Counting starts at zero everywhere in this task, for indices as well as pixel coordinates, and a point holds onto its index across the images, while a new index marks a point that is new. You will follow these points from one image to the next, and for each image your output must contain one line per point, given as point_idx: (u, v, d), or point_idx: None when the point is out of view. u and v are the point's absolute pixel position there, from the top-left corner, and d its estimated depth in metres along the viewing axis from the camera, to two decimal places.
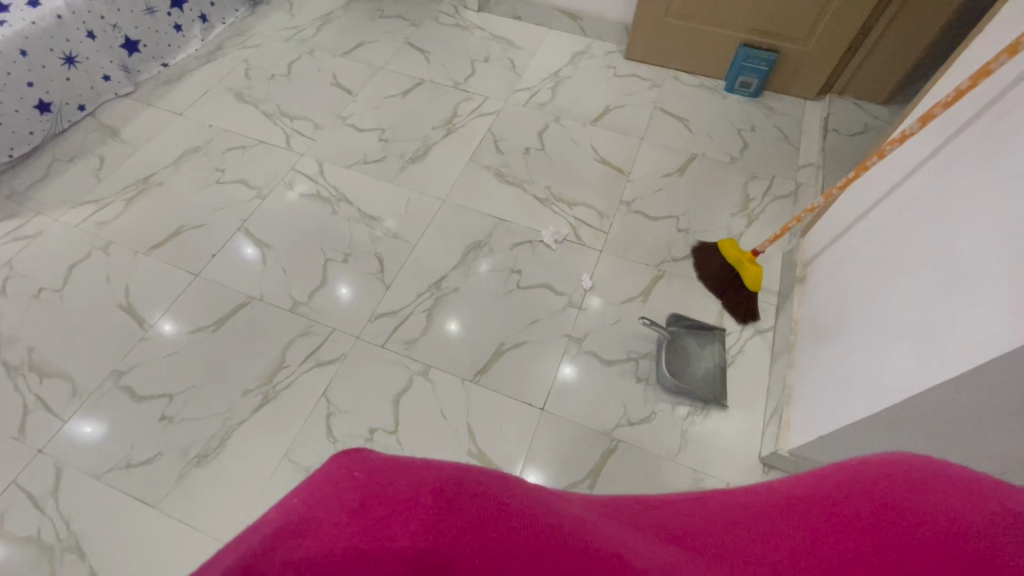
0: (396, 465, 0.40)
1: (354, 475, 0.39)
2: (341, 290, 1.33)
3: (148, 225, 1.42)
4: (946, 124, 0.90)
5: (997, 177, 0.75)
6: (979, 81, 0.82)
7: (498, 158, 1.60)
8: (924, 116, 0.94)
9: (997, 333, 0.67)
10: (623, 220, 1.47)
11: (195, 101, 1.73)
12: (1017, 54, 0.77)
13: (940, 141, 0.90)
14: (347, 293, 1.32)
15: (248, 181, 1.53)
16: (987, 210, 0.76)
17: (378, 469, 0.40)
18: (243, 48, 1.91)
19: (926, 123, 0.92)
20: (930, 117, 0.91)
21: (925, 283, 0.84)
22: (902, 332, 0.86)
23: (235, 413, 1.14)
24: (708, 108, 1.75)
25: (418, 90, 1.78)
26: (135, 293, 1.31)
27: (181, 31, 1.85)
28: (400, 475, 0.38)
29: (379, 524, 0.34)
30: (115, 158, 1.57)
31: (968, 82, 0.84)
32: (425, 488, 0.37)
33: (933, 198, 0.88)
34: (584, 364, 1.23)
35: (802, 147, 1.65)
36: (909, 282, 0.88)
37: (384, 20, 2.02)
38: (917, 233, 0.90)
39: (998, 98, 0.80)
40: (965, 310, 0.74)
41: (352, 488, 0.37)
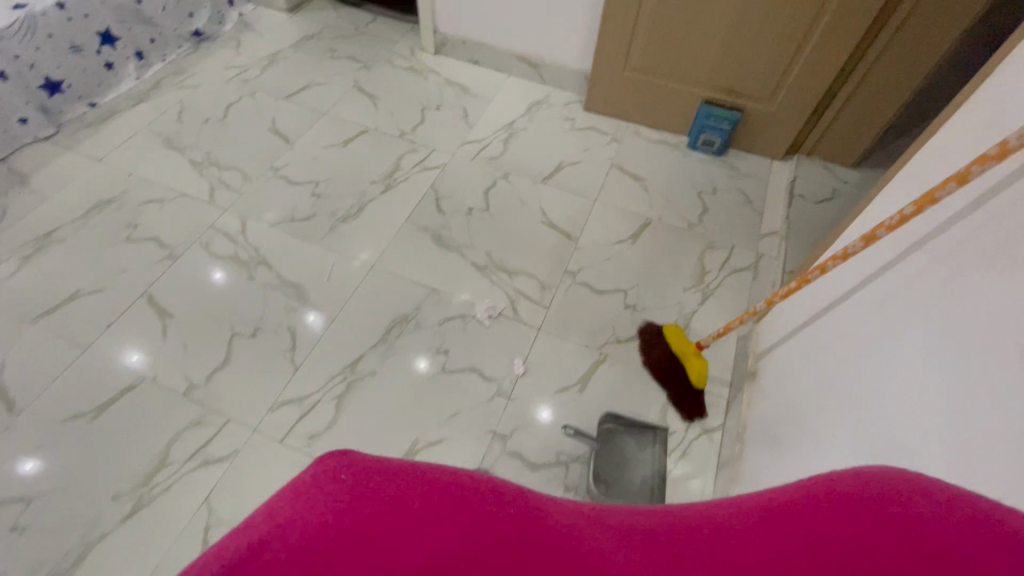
0: (386, 467, 0.36)
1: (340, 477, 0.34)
2: (310, 320, 1.27)
3: (41, 291, 1.29)
4: (893, 246, 0.78)
5: (938, 282, 0.67)
6: (926, 208, 0.70)
7: (438, 219, 1.48)
8: (867, 237, 0.82)
9: (1001, 387, 0.53)
10: (566, 293, 1.35)
11: (118, 145, 1.61)
12: (966, 184, 0.66)
13: (886, 261, 0.79)
14: (314, 318, 1.28)
15: (160, 239, 1.40)
16: (930, 286, 0.68)
17: (367, 473, 0.35)
18: (180, 88, 1.80)
19: (869, 245, 0.80)
20: (873, 239, 0.79)
21: (882, 357, 0.73)
22: (861, 427, 0.72)
23: (100, 523, 1.00)
24: (668, 167, 1.64)
25: (361, 138, 1.67)
26: (11, 371, 1.16)
27: (113, 69, 1.74)
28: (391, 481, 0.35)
29: (376, 531, 0.32)
30: (18, 209, 1.44)
31: (915, 207, 0.72)
32: (417, 494, 0.35)
33: (876, 296, 0.79)
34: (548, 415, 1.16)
35: (765, 212, 1.54)
36: (865, 361, 0.77)
37: (335, 60, 1.92)
38: (867, 315, 0.80)
39: (944, 229, 0.69)
40: (933, 405, 0.61)
41: (337, 493, 0.33)
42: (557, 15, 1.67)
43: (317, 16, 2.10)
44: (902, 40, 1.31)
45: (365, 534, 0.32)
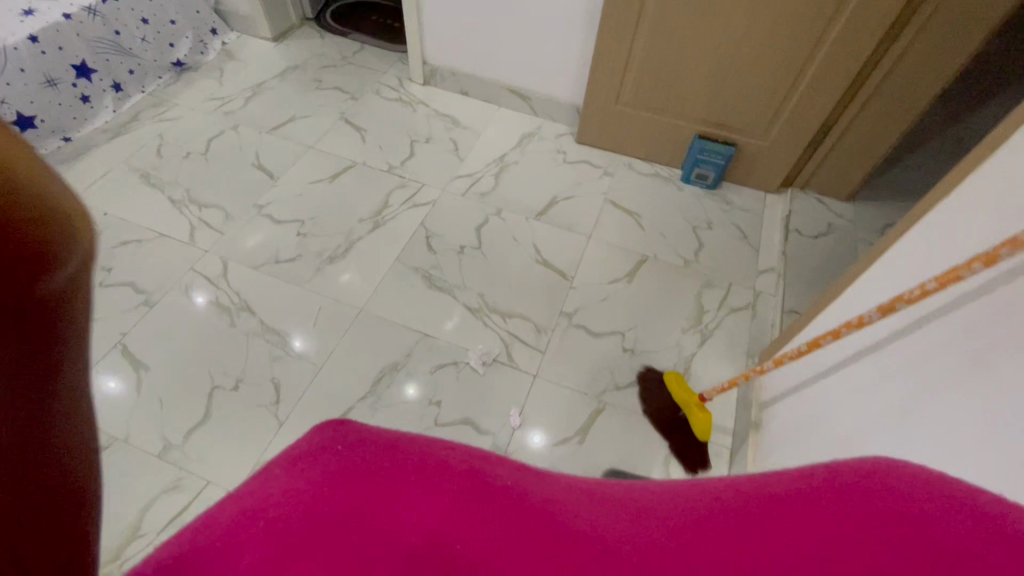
0: (384, 437, 0.38)
1: (339, 445, 0.37)
2: (294, 343, 1.26)
3: None
4: (908, 314, 0.74)
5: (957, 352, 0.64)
6: (947, 286, 0.65)
7: (428, 259, 1.43)
8: (885, 306, 0.76)
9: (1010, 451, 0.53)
10: (562, 337, 1.30)
11: (93, 183, 1.54)
12: (993, 265, 0.59)
13: (902, 328, 0.74)
14: (298, 343, 1.26)
15: (136, 283, 1.34)
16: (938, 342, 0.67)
17: (364, 441, 0.37)
18: (160, 121, 1.74)
19: (886, 314, 0.75)
20: (891, 310, 0.73)
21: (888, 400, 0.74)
22: None
23: None
24: (662, 201, 1.62)
25: (348, 173, 1.62)
26: None
27: (90, 101, 1.67)
28: (376, 450, 0.36)
29: (353, 497, 0.32)
30: None
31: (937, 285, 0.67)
32: (406, 462, 0.35)
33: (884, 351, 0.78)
34: (540, 439, 1.15)
35: (761, 248, 1.52)
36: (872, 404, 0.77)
37: (321, 91, 1.88)
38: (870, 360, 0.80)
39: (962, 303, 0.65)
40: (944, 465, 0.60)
41: (330, 460, 0.35)
42: (547, 49, 1.65)
43: (303, 45, 2.06)
44: (896, 78, 1.31)
45: (345, 503, 0.32)
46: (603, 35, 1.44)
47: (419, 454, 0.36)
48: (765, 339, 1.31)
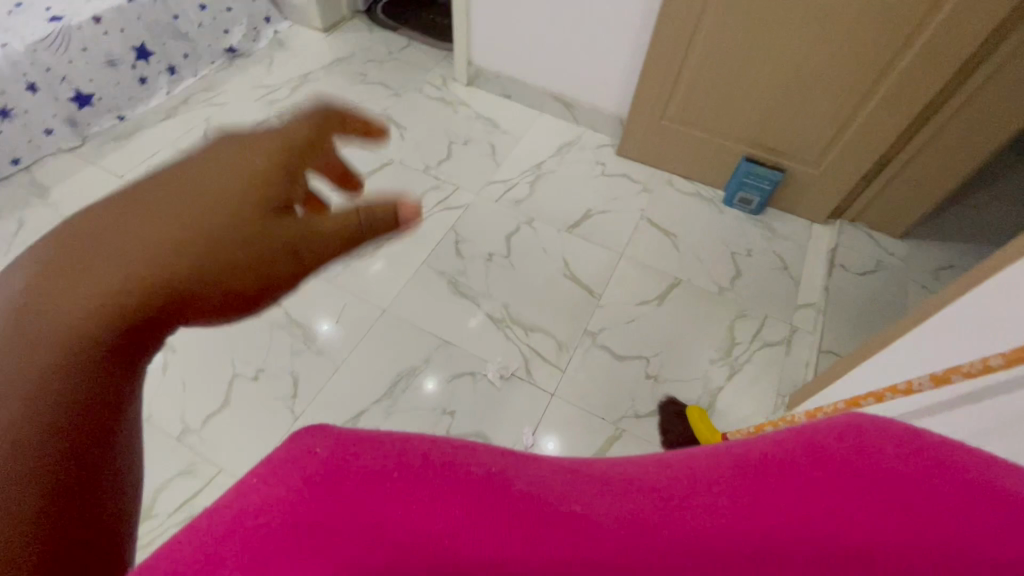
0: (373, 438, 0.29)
1: (320, 456, 0.27)
2: (320, 326, 1.28)
3: None
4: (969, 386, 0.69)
5: None
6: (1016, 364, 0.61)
7: (456, 264, 1.42)
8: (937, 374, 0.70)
9: None
10: (584, 357, 1.27)
11: (140, 162, 1.59)
12: None
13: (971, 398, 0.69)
14: (326, 327, 1.28)
15: None
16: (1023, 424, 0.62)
17: (349, 445, 0.28)
18: (208, 105, 1.78)
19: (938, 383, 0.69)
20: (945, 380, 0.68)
21: None
22: None
23: None
24: (701, 223, 1.56)
25: (384, 170, 1.63)
26: None
27: (146, 83, 1.73)
28: (365, 460, 0.28)
29: (374, 513, 0.26)
30: (35, 224, 1.42)
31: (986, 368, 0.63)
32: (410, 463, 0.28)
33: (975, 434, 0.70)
34: (554, 445, 1.15)
35: (802, 281, 1.44)
36: None
37: (365, 85, 1.89)
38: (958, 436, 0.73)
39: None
40: None
41: (316, 475, 0.26)
42: (595, 58, 1.61)
43: (352, 38, 2.08)
44: (969, 112, 1.22)
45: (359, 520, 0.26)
46: (653, 48, 1.40)
47: (415, 455, 0.29)
48: (797, 380, 1.25)
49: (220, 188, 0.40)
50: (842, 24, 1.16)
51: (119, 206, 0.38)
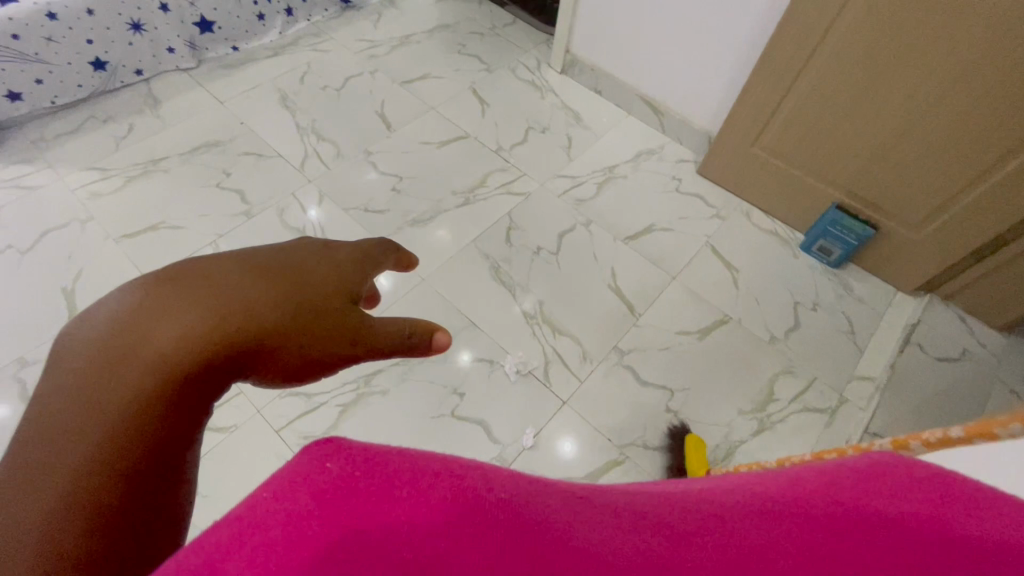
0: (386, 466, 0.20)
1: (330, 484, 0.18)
2: (378, 280, 1.33)
3: (133, 212, 1.40)
4: None
5: None
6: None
7: (503, 250, 1.41)
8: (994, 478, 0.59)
9: None
10: (606, 373, 1.23)
11: (242, 92, 1.70)
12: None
13: None
14: (384, 281, 1.32)
15: (245, 194, 1.47)
16: None
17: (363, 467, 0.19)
18: (313, 50, 1.86)
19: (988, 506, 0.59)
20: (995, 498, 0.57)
21: None
22: None
23: None
24: (770, 264, 1.45)
25: (458, 143, 1.64)
26: (85, 280, 1.28)
27: (263, 20, 1.83)
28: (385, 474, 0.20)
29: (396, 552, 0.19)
30: (142, 131, 1.56)
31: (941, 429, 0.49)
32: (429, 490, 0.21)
33: None
34: (572, 448, 1.13)
35: (868, 351, 1.31)
36: None
37: (462, 56, 1.90)
38: None
39: None
40: None
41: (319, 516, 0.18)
42: (697, 67, 1.52)
43: (460, 7, 2.09)
44: None
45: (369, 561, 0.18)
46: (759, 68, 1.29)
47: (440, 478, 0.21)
48: None
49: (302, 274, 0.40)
50: (994, 96, 1.01)
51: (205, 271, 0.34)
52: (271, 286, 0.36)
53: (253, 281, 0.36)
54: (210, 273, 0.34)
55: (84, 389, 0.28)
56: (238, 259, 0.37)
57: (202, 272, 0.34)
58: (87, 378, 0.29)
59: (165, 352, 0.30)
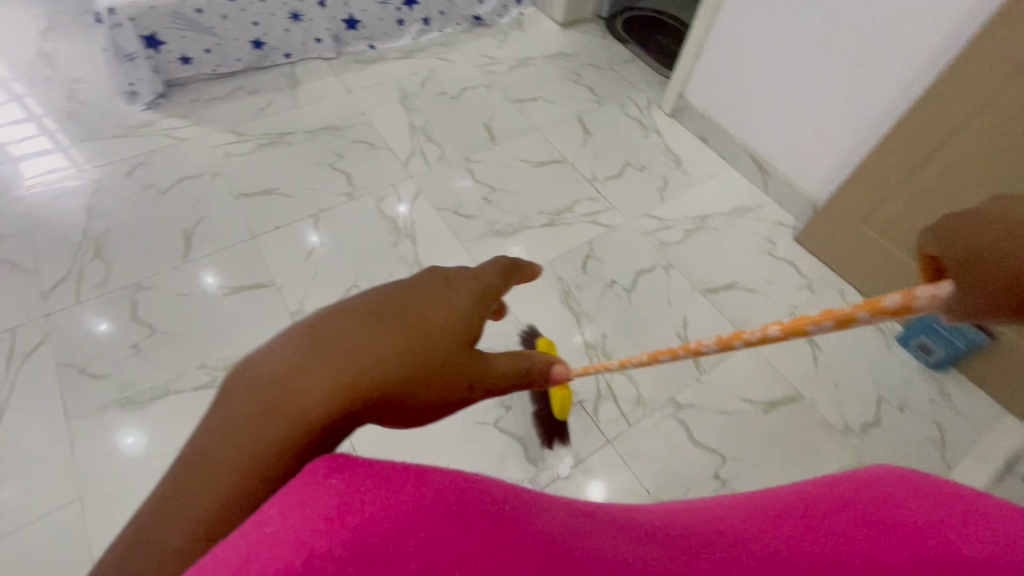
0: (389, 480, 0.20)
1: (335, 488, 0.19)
2: None
3: (256, 176, 1.55)
4: None
5: None
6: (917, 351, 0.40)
7: (577, 277, 1.41)
8: None
9: None
10: (656, 422, 1.19)
11: (369, 87, 1.85)
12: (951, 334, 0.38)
13: None
14: None
15: (352, 177, 1.59)
16: None
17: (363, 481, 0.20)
18: (439, 58, 1.99)
19: None
20: None
21: None
22: None
23: (180, 381, 1.18)
24: (858, 350, 1.34)
25: (554, 166, 1.67)
26: (203, 226, 1.43)
27: (401, 26, 1.99)
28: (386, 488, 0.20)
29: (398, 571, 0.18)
30: (278, 106, 1.74)
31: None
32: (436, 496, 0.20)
33: None
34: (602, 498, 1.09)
35: (958, 470, 1.17)
36: None
37: (575, 85, 1.95)
38: None
39: None
40: None
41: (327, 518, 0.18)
42: (815, 132, 1.46)
43: (583, 39, 2.15)
44: None
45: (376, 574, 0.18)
46: (887, 140, 1.23)
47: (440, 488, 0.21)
48: None
49: (429, 318, 0.34)
50: None
51: (327, 336, 0.29)
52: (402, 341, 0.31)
53: (378, 341, 0.30)
54: (333, 336, 0.29)
55: (193, 487, 0.25)
56: (360, 310, 0.31)
57: (318, 339, 0.28)
58: (208, 470, 0.25)
59: (284, 442, 0.25)
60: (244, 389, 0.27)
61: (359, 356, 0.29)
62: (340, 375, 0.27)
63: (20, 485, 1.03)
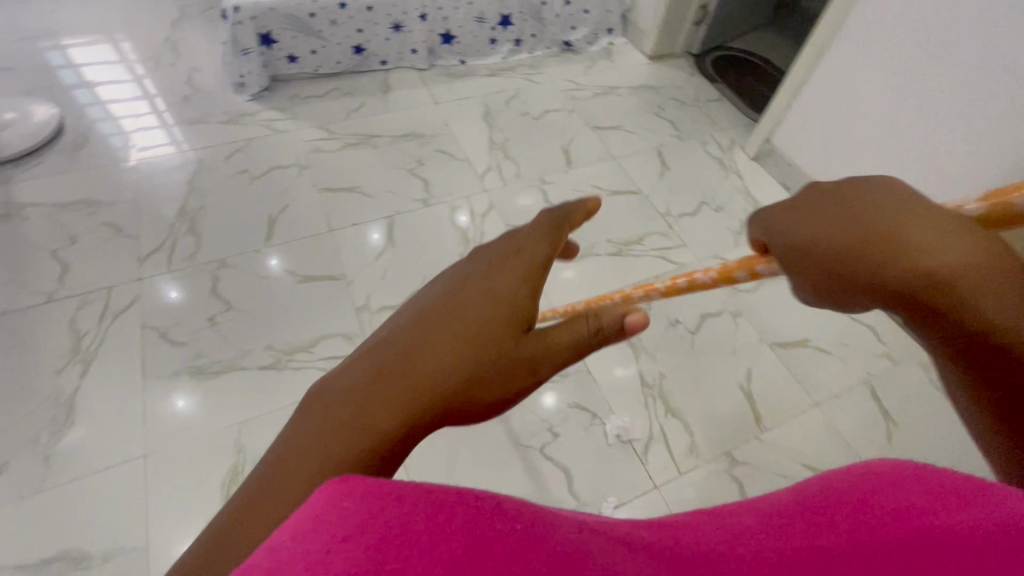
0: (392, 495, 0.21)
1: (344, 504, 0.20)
2: None
3: (341, 172, 1.63)
4: None
5: None
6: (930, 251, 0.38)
7: (639, 310, 1.38)
8: None
9: None
10: (708, 474, 1.14)
11: (455, 100, 1.91)
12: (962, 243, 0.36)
13: None
14: None
15: (429, 184, 1.63)
16: None
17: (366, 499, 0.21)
18: (526, 79, 2.03)
19: None
20: None
21: None
22: None
23: (247, 358, 1.23)
24: (941, 432, 1.23)
25: (628, 196, 1.66)
26: (287, 214, 1.51)
27: (493, 44, 2.05)
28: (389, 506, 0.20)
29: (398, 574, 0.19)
30: (369, 109, 1.82)
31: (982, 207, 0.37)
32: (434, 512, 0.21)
33: None
34: None
35: None
36: None
37: (657, 118, 1.94)
38: None
39: None
40: None
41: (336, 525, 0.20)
42: None
43: (670, 73, 2.14)
44: None
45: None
46: None
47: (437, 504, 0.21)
48: None
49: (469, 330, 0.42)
50: None
51: (388, 358, 0.38)
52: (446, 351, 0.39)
53: (430, 353, 0.39)
54: (392, 356, 0.38)
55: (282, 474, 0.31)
56: (410, 337, 0.40)
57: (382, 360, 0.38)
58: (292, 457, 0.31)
59: (358, 428, 0.33)
60: (326, 409, 0.35)
61: (416, 370, 0.37)
62: (408, 390, 0.35)
63: (93, 434, 1.10)
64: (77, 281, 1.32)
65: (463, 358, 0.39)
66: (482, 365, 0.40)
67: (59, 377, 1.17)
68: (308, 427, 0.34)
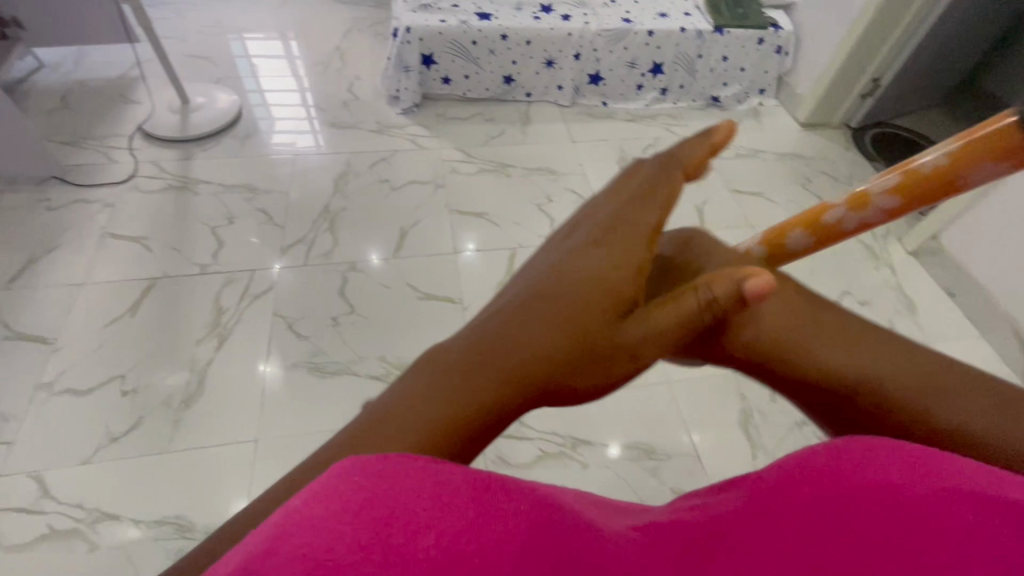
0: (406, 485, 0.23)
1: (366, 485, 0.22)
2: None
3: (472, 197, 1.66)
4: None
5: None
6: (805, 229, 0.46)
7: (762, 401, 1.26)
8: None
9: None
10: None
11: (592, 141, 1.89)
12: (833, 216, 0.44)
13: None
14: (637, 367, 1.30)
15: (555, 222, 1.61)
16: None
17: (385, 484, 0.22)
18: (667, 129, 1.98)
19: None
20: None
21: None
22: None
23: (359, 365, 1.26)
24: None
25: None
26: (416, 228, 1.56)
27: (639, 90, 2.03)
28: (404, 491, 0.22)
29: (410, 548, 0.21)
30: (507, 138, 1.86)
31: (761, 245, 0.50)
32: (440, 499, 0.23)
33: None
34: None
35: None
36: None
37: (803, 190, 1.81)
38: None
39: None
40: None
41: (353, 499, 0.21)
42: None
43: (822, 145, 1.99)
44: None
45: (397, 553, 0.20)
46: None
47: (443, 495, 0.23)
48: None
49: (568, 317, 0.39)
50: None
51: (484, 340, 0.36)
52: (543, 339, 0.37)
53: (528, 337, 0.37)
54: (490, 340, 0.36)
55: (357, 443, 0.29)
56: (511, 318, 0.39)
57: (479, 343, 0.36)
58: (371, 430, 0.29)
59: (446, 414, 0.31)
60: (422, 378, 0.34)
61: (513, 355, 0.35)
62: (504, 373, 0.34)
63: (217, 407, 1.17)
64: (228, 259, 1.43)
65: (563, 339, 0.38)
66: (575, 350, 0.38)
67: (198, 345, 1.26)
68: (415, 385, 0.33)
